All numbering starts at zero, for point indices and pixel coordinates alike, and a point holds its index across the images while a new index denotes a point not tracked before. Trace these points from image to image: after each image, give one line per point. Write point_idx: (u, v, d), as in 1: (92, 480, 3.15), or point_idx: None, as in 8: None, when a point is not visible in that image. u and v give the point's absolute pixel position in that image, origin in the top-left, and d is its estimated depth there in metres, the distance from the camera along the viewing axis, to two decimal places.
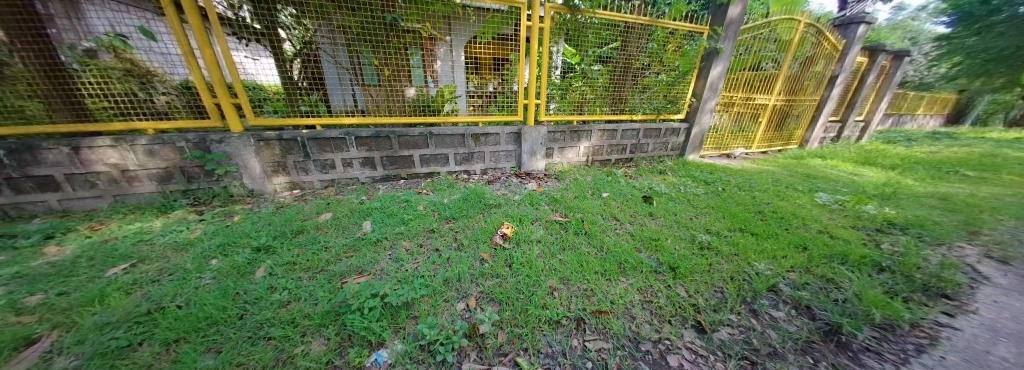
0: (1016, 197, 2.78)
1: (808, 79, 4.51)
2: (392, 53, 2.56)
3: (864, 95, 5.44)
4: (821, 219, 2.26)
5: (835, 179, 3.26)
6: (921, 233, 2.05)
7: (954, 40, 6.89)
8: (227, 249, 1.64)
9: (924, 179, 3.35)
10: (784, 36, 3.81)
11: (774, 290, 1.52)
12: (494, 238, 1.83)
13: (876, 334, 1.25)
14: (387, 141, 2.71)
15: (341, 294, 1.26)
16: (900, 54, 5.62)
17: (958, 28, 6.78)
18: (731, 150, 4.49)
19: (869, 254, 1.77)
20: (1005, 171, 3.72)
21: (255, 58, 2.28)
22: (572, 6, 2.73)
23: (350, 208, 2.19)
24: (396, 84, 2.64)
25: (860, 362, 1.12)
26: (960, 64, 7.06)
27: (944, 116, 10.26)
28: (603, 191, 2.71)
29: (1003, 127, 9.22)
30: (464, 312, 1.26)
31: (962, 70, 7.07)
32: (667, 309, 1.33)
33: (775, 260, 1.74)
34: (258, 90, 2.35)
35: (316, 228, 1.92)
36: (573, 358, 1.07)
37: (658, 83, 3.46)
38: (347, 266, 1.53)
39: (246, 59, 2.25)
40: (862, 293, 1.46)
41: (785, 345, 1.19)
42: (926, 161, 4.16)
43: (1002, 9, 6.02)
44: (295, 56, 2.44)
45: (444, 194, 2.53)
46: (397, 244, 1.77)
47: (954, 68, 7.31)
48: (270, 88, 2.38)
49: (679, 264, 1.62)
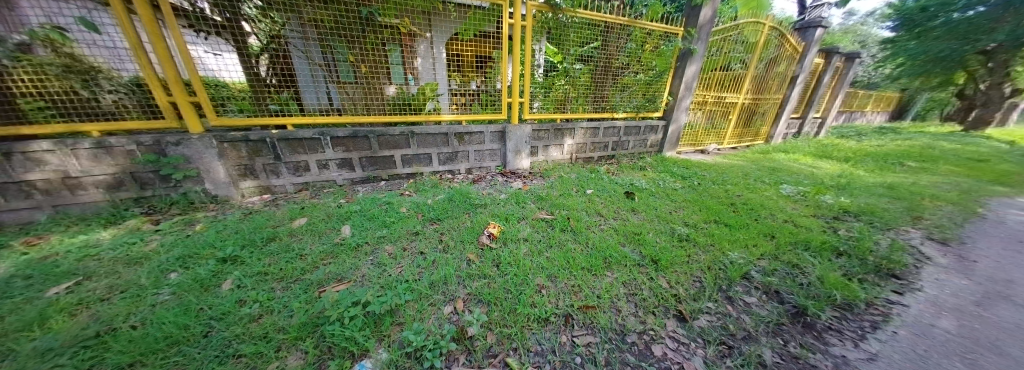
0: (950, 185, 3.11)
1: (772, 79, 4.83)
2: (369, 49, 2.44)
3: (821, 94, 5.92)
4: (786, 209, 2.43)
5: (796, 172, 3.51)
6: (872, 220, 2.25)
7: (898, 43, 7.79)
8: (187, 261, 1.50)
9: (874, 170, 3.69)
10: (750, 38, 4.04)
11: (746, 277, 1.60)
12: (480, 239, 1.81)
13: (837, 314, 1.36)
14: (366, 141, 2.60)
15: (318, 304, 1.18)
16: (851, 56, 6.13)
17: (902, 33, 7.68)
18: (705, 146, 4.71)
19: (828, 240, 1.92)
20: (941, 162, 4.16)
21: (217, 53, 2.11)
22: (553, 4, 2.73)
23: (327, 212, 2.08)
24: (374, 81, 2.57)
25: (824, 340, 1.21)
26: (903, 64, 7.90)
27: (888, 113, 11.32)
28: (587, 188, 2.76)
29: (938, 124, 9.97)
30: (452, 315, 1.23)
31: (905, 69, 7.88)
32: (651, 300, 1.37)
33: (747, 248, 1.84)
34: (220, 87, 2.17)
35: (291, 234, 1.81)
36: (562, 355, 1.07)
37: (637, 82, 3.57)
38: (325, 274, 1.44)
39: (207, 54, 2.08)
40: (824, 277, 1.58)
41: (758, 329, 1.26)
42: (875, 154, 4.58)
43: (938, 16, 6.93)
44: (261, 51, 2.31)
45: (427, 195, 2.47)
46: (380, 248, 1.70)
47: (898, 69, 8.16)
48: (235, 85, 2.20)
49: (661, 257, 1.67)
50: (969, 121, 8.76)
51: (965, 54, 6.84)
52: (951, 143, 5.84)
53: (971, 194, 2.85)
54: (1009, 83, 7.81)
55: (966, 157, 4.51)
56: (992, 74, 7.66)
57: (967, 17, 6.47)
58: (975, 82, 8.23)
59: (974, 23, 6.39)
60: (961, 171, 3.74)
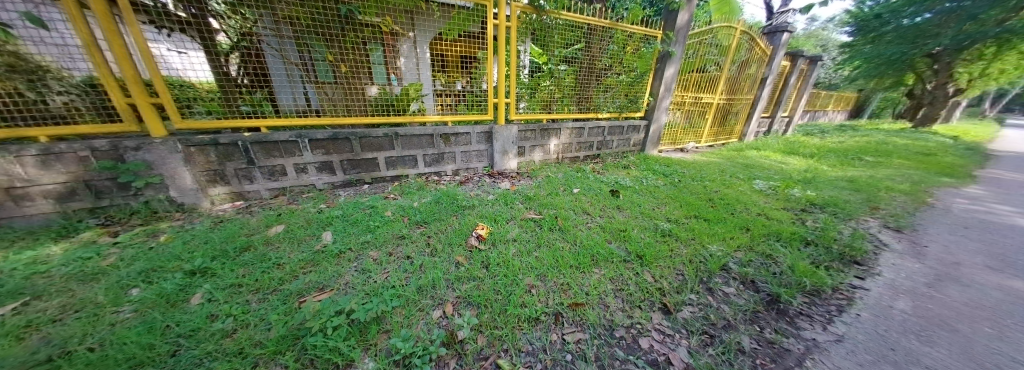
0: (903, 177, 3.42)
1: (744, 80, 5.10)
2: (349, 48, 2.37)
3: (788, 94, 6.31)
4: (758, 203, 2.57)
5: (768, 168, 3.73)
6: (835, 211, 2.43)
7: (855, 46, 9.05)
8: (152, 275, 1.38)
9: (836, 165, 3.98)
10: (724, 41, 4.24)
11: (725, 269, 1.68)
12: (469, 240, 1.79)
13: (807, 300, 1.46)
14: (347, 143, 2.52)
15: (298, 315, 1.12)
16: (814, 60, 6.59)
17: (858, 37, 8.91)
18: (684, 145, 4.90)
19: (797, 231, 2.05)
20: (895, 157, 4.54)
21: (181, 51, 1.98)
22: (537, 6, 2.75)
23: (306, 219, 1.99)
24: (355, 81, 2.47)
25: (796, 325, 1.29)
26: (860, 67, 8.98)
27: (848, 112, 12.23)
28: (574, 187, 2.80)
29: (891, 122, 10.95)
30: (441, 319, 1.20)
31: (862, 72, 8.87)
32: (637, 295, 1.41)
33: (725, 241, 1.94)
34: (186, 87, 2.02)
35: (268, 243, 1.71)
36: (553, 353, 1.08)
37: (620, 83, 3.65)
38: (305, 283, 1.37)
39: (172, 53, 1.94)
40: (794, 266, 1.68)
41: (737, 317, 1.33)
42: (837, 150, 4.94)
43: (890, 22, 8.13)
44: (231, 50, 2.16)
45: (413, 198, 2.41)
46: (363, 254, 1.64)
47: (856, 71, 9.21)
48: (202, 85, 2.06)
49: (645, 253, 1.72)
50: (919, 119, 9.56)
51: (914, 57, 7.87)
52: (902, 139, 6.39)
53: (920, 186, 3.13)
54: (952, 84, 8.69)
55: (917, 151, 4.95)
56: (937, 75, 8.69)
57: (914, 23, 7.64)
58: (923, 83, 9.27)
59: (921, 28, 7.52)
60: (912, 164, 4.09)
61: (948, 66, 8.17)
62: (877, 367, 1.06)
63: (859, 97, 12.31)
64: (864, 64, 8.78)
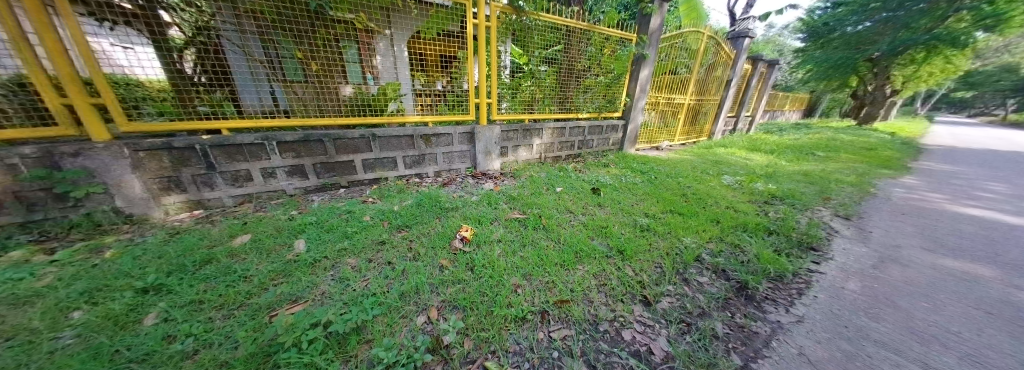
0: (849, 170, 3.80)
1: (711, 82, 5.44)
2: (320, 45, 2.27)
3: (750, 95, 6.81)
4: (727, 196, 2.75)
5: (734, 164, 4.00)
6: (793, 203, 2.65)
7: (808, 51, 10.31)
8: (96, 295, 1.23)
9: (793, 160, 4.35)
10: (693, 45, 4.50)
11: (698, 260, 1.78)
12: (453, 243, 1.75)
13: (771, 285, 1.58)
14: (320, 146, 2.39)
15: (269, 330, 1.04)
16: (773, 63, 7.17)
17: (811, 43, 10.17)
18: (659, 143, 5.13)
19: (761, 222, 2.22)
20: (842, 152, 5.02)
21: (127, 47, 1.71)
22: (517, 7, 2.77)
23: (275, 227, 1.86)
24: (328, 80, 2.35)
25: (761, 309, 1.40)
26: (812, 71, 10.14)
27: (803, 111, 13.37)
28: (557, 185, 2.85)
29: (838, 121, 12.12)
30: (425, 325, 1.17)
31: (815, 74, 9.97)
32: (619, 288, 1.45)
33: (698, 233, 2.05)
34: (133, 86, 1.82)
35: (232, 254, 1.58)
36: (540, 351, 1.09)
37: (598, 84, 3.76)
38: (276, 296, 1.28)
39: (116, 48, 1.69)
40: (759, 254, 1.82)
41: (711, 305, 1.42)
42: (793, 146, 5.40)
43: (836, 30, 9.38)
44: (186, 45, 2.00)
45: (394, 201, 2.33)
46: (341, 262, 1.56)
47: (809, 74, 10.36)
48: (153, 84, 1.87)
49: (626, 248, 1.78)
50: (862, 118, 10.60)
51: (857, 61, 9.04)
52: (848, 136, 7.09)
53: (864, 178, 3.49)
54: (889, 86, 9.78)
55: (860, 147, 5.51)
56: (876, 78, 9.83)
57: (857, 30, 8.88)
58: (865, 85, 10.42)
59: (862, 35, 8.73)
60: (857, 158, 4.55)
61: (885, 69, 9.23)
62: (833, 343, 1.17)
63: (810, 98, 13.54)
64: (817, 67, 9.69)
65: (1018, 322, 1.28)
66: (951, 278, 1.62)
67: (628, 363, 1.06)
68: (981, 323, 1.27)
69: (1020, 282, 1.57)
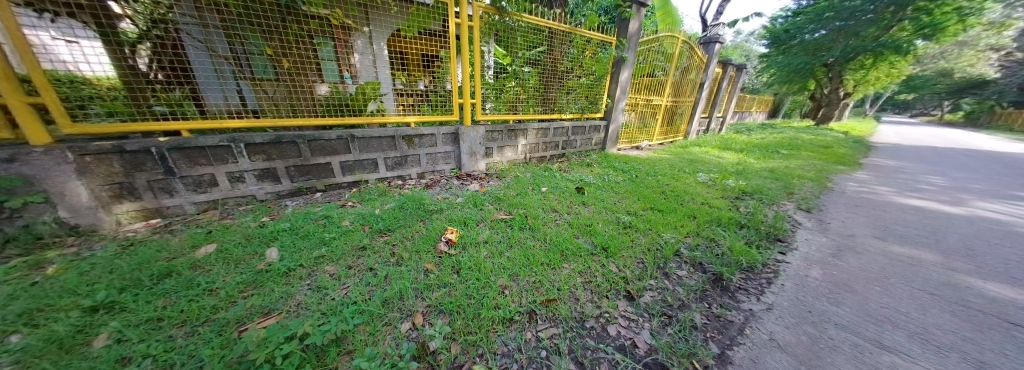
0: (809, 167, 4.12)
1: (686, 85, 5.71)
2: (291, 41, 2.16)
3: (721, 97, 7.22)
4: (701, 193, 2.90)
5: (708, 162, 4.22)
6: (761, 198, 2.84)
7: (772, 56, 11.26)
8: (34, 318, 1.08)
9: (760, 158, 4.65)
10: (668, 49, 4.70)
11: (677, 254, 1.86)
12: (438, 246, 1.72)
13: (744, 275, 1.68)
14: (293, 147, 2.26)
15: (238, 346, 0.97)
16: (741, 67, 7.66)
17: (774, 49, 11.11)
18: (638, 143, 5.32)
19: (733, 216, 2.36)
20: (803, 150, 5.44)
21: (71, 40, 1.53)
22: (499, 7, 2.78)
23: (244, 235, 1.73)
24: (301, 78, 2.26)
25: (735, 298, 1.49)
26: (775, 75, 11.04)
27: (767, 112, 14.35)
28: (542, 185, 2.87)
29: (797, 121, 13.11)
30: (410, 332, 1.14)
31: (777, 78, 10.82)
32: (604, 285, 1.49)
33: (676, 229, 2.15)
34: (78, 85, 1.63)
35: (196, 266, 1.46)
36: (528, 351, 1.09)
37: (581, 85, 3.84)
38: (246, 309, 1.19)
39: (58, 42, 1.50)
40: (732, 247, 1.93)
41: (689, 297, 1.48)
42: (760, 145, 5.78)
43: (796, 37, 10.30)
44: (141, 39, 1.81)
45: (374, 205, 2.25)
46: (318, 270, 1.48)
47: (773, 78, 11.24)
48: (101, 81, 1.69)
49: (609, 245, 1.83)
50: (819, 118, 11.51)
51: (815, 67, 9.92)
52: (807, 135, 7.69)
53: (823, 173, 3.80)
54: (841, 89, 10.70)
55: (818, 145, 5.99)
56: (831, 81, 10.75)
57: (814, 37, 9.80)
58: (821, 88, 11.37)
59: (819, 42, 9.65)
60: (816, 156, 4.93)
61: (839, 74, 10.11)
62: (800, 327, 1.26)
63: (773, 101, 14.58)
64: (781, 71, 10.46)
65: (953, 300, 1.45)
66: (898, 263, 1.80)
67: (614, 358, 1.09)
68: (925, 303, 1.42)
69: (955, 265, 1.77)
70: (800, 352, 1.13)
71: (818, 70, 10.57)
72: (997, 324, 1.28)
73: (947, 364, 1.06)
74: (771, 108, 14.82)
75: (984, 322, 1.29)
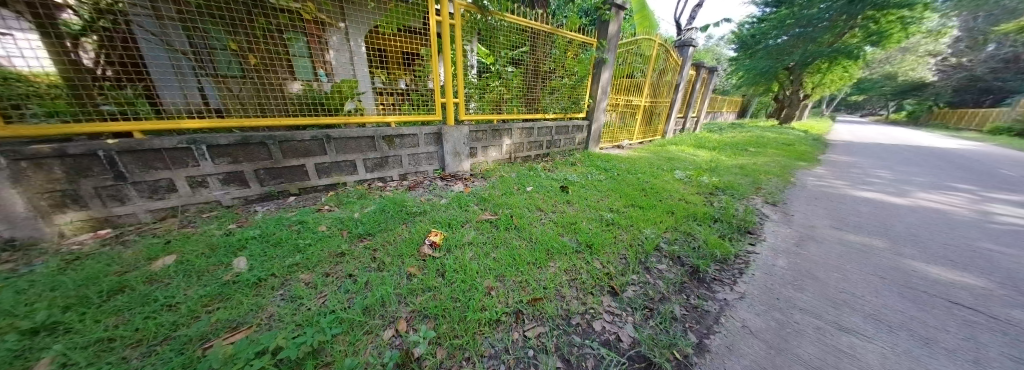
0: (774, 163, 4.41)
1: (662, 86, 5.94)
2: (259, 35, 2.04)
3: (695, 98, 7.57)
4: (679, 189, 3.03)
5: (684, 160, 4.41)
6: (732, 193, 3.01)
7: (740, 60, 11.97)
8: None
9: (731, 156, 4.93)
10: (646, 52, 4.87)
11: (657, 249, 1.93)
12: (422, 249, 1.67)
13: (719, 267, 1.78)
14: (263, 149, 2.13)
15: (201, 365, 0.89)
16: (712, 70, 8.07)
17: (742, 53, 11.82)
18: (619, 142, 5.47)
19: (707, 211, 2.48)
20: (768, 147, 5.82)
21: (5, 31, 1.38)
22: (481, 6, 2.73)
23: (208, 244, 1.61)
24: (270, 75, 2.15)
25: (711, 289, 1.57)
26: (743, 77, 11.74)
27: (736, 112, 15.23)
28: (527, 185, 2.89)
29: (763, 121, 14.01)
30: (393, 339, 1.10)
31: (745, 80, 11.51)
32: (588, 282, 1.51)
33: (656, 224, 2.23)
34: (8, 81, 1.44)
35: (153, 280, 1.34)
36: (516, 352, 1.09)
37: (564, 85, 3.89)
38: (211, 324, 1.10)
39: None
40: (707, 240, 2.03)
41: (669, 289, 1.55)
42: (731, 143, 6.12)
43: (761, 42, 11.01)
44: (87, 31, 1.63)
45: (353, 208, 2.16)
46: (292, 279, 1.40)
47: (741, 80, 11.95)
48: (40, 77, 1.51)
49: (593, 242, 1.87)
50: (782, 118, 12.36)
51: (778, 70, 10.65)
52: (772, 133, 8.24)
53: (786, 170, 4.08)
54: (801, 91, 11.55)
55: (782, 143, 6.44)
56: (792, 84, 11.58)
57: (777, 42, 10.52)
58: (783, 90, 12.23)
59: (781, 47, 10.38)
60: (780, 153, 5.29)
61: (799, 77, 10.91)
62: (769, 314, 1.35)
63: (742, 101, 15.49)
64: (748, 74, 11.15)
65: (901, 283, 1.60)
66: (854, 250, 1.96)
67: (599, 353, 1.11)
68: (876, 287, 1.56)
69: (902, 251, 1.96)
70: (771, 338, 1.20)
71: (781, 73, 11.34)
72: (939, 304, 1.43)
73: (896, 342, 1.18)
74: (740, 108, 15.73)
75: (928, 302, 1.44)
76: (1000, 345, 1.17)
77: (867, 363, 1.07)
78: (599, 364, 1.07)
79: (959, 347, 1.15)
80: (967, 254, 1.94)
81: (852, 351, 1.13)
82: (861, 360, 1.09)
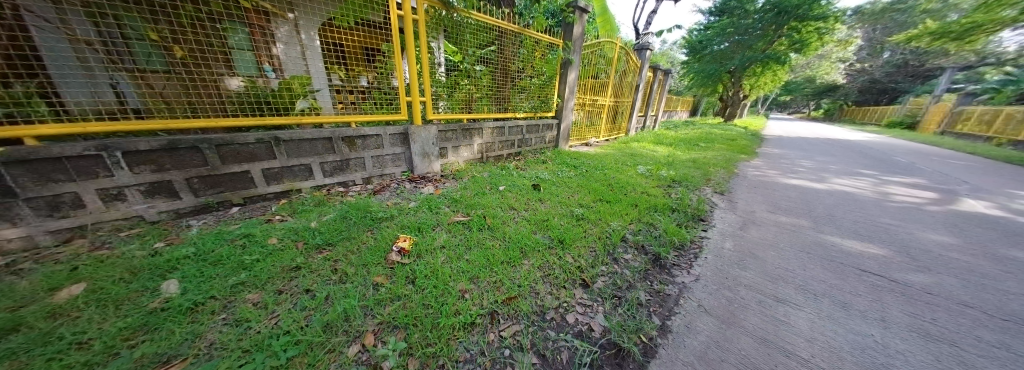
0: (722, 157, 4.89)
1: (624, 87, 6.28)
2: (186, 25, 1.77)
3: (653, 97, 8.12)
4: (641, 183, 3.23)
5: (646, 156, 4.71)
6: (687, 184, 3.28)
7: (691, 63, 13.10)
8: None
9: (686, 151, 5.36)
10: (609, 54, 5.09)
11: (624, 240, 2.04)
12: (390, 256, 1.60)
13: (677, 253, 1.92)
14: (196, 154, 1.87)
15: None
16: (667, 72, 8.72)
17: (692, 57, 12.95)
18: (587, 140, 5.68)
19: (667, 202, 2.67)
20: (716, 142, 6.43)
21: None
22: (445, 2, 2.67)
23: (130, 267, 1.38)
24: (203, 70, 1.87)
25: (670, 273, 1.70)
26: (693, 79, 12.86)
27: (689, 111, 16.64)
28: (500, 184, 2.88)
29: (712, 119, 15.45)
30: (359, 355, 1.04)
31: (695, 82, 12.61)
32: (561, 276, 1.55)
33: (622, 217, 2.35)
34: None
35: (57, 314, 1.11)
36: (492, 353, 1.09)
37: (532, 85, 3.94)
38: (135, 360, 0.96)
39: None
40: (667, 229, 2.19)
41: (636, 277, 1.64)
42: (685, 139, 6.66)
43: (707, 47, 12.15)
44: None
45: (310, 217, 1.98)
46: (236, 301, 1.25)
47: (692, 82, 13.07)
48: None
49: (565, 237, 1.92)
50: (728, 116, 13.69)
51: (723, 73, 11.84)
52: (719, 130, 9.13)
53: (731, 162, 4.54)
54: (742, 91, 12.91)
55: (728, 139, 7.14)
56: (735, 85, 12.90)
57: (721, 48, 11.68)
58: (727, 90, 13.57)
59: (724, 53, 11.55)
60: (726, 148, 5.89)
61: (740, 79, 12.19)
62: (720, 293, 1.49)
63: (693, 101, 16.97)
64: (697, 76, 12.20)
65: (824, 257, 1.86)
66: (786, 231, 2.24)
67: (572, 345, 1.15)
68: (804, 261, 1.80)
69: (823, 229, 2.28)
70: (722, 313, 1.33)
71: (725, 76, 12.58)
72: (853, 272, 1.68)
73: (821, 308, 1.36)
74: (692, 107, 17.21)
75: (845, 271, 1.69)
76: (898, 304, 1.40)
77: (799, 328, 1.23)
78: (573, 356, 1.10)
79: (869, 308, 1.36)
80: (872, 229, 2.31)
81: (786, 319, 1.29)
82: (794, 326, 1.24)
